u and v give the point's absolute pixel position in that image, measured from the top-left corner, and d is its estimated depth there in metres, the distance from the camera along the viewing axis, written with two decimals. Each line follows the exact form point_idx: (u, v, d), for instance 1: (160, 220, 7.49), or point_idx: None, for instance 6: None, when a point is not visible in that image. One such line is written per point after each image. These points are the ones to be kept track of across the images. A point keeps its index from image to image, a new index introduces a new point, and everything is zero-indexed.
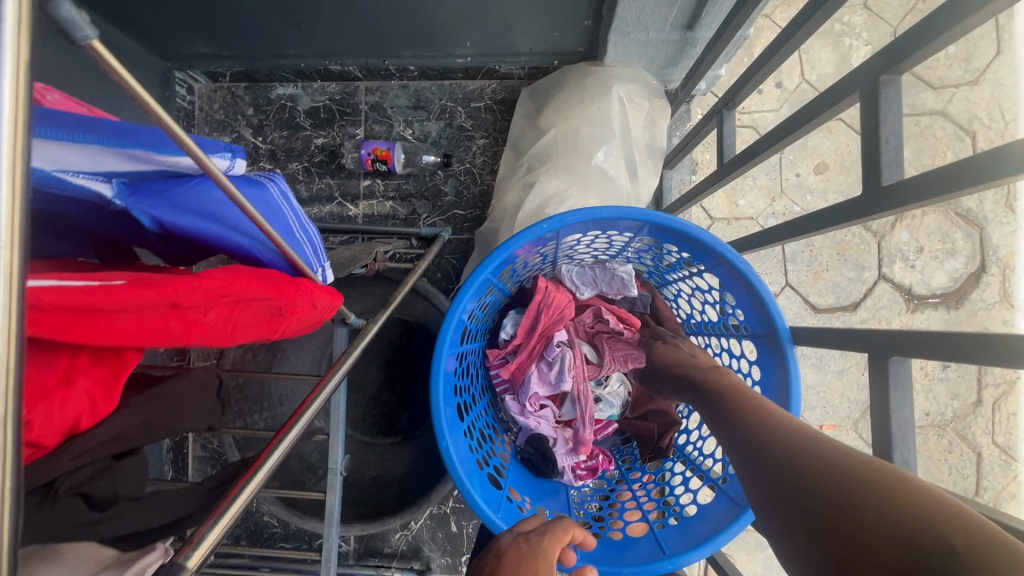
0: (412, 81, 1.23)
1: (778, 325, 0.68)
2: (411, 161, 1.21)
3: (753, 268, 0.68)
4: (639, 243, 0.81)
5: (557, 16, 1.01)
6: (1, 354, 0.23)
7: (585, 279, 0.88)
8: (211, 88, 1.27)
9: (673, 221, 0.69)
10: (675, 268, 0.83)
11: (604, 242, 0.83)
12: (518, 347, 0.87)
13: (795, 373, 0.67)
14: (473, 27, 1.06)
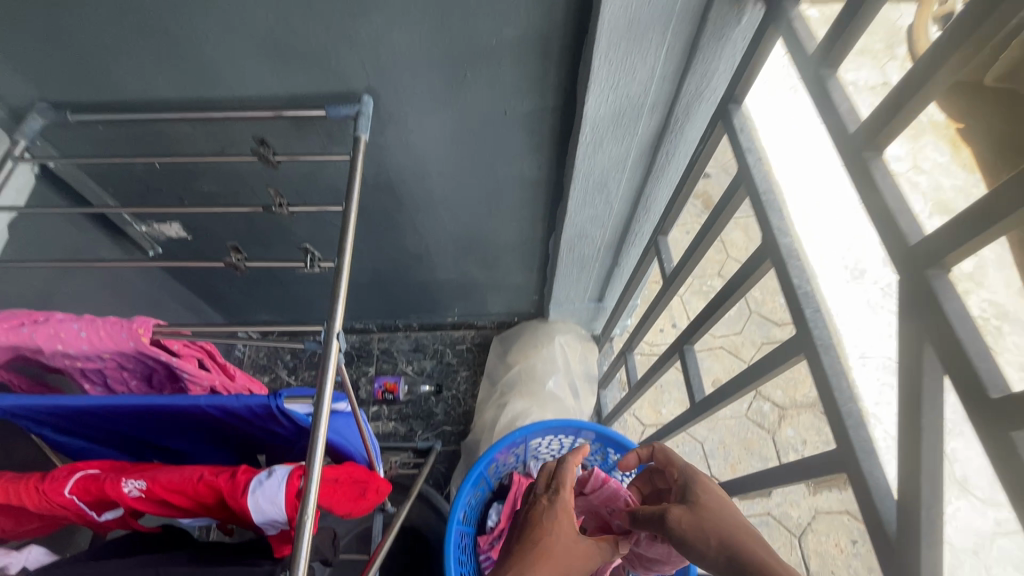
0: (413, 332, 1.70)
1: None
2: (411, 390, 1.61)
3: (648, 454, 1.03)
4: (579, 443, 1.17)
5: (515, 294, 1.54)
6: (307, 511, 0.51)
7: None
8: (259, 340, 1.66)
9: (589, 424, 1.08)
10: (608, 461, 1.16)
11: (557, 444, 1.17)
12: (501, 531, 1.13)
13: None
14: (459, 300, 1.56)
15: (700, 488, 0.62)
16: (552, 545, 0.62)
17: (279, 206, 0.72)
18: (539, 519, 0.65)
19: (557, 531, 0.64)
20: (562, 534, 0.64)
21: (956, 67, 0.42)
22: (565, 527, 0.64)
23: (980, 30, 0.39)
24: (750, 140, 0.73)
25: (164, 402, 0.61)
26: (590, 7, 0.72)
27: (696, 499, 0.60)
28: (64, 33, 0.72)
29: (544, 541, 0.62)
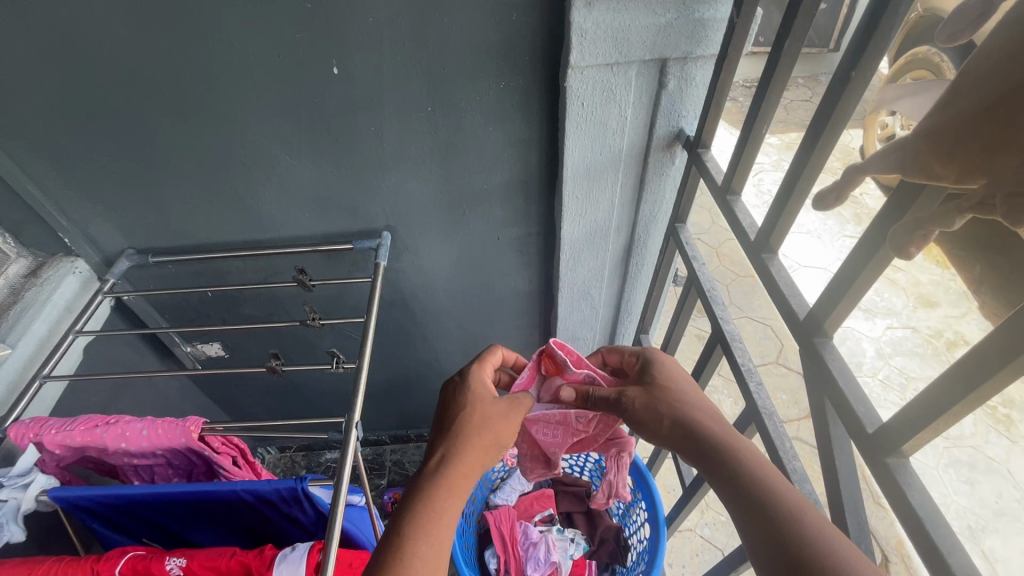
0: (426, 442, 1.75)
1: (658, 511, 1.07)
2: None
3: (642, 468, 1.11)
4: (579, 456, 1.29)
5: None
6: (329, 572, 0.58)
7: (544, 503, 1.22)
8: (277, 456, 1.72)
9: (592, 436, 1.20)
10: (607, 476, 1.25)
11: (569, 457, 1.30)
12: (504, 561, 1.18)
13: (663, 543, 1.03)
14: None
15: (660, 371, 0.70)
16: (474, 414, 0.68)
17: (311, 320, 0.87)
18: (455, 399, 0.71)
19: (481, 404, 0.69)
20: (486, 406, 0.69)
21: (806, 191, 0.59)
22: (481, 398, 0.70)
23: (808, 169, 0.57)
24: (694, 250, 0.89)
25: (207, 491, 0.70)
26: (556, 159, 0.93)
27: (657, 379, 0.68)
28: (159, 199, 0.95)
29: (467, 421, 0.67)
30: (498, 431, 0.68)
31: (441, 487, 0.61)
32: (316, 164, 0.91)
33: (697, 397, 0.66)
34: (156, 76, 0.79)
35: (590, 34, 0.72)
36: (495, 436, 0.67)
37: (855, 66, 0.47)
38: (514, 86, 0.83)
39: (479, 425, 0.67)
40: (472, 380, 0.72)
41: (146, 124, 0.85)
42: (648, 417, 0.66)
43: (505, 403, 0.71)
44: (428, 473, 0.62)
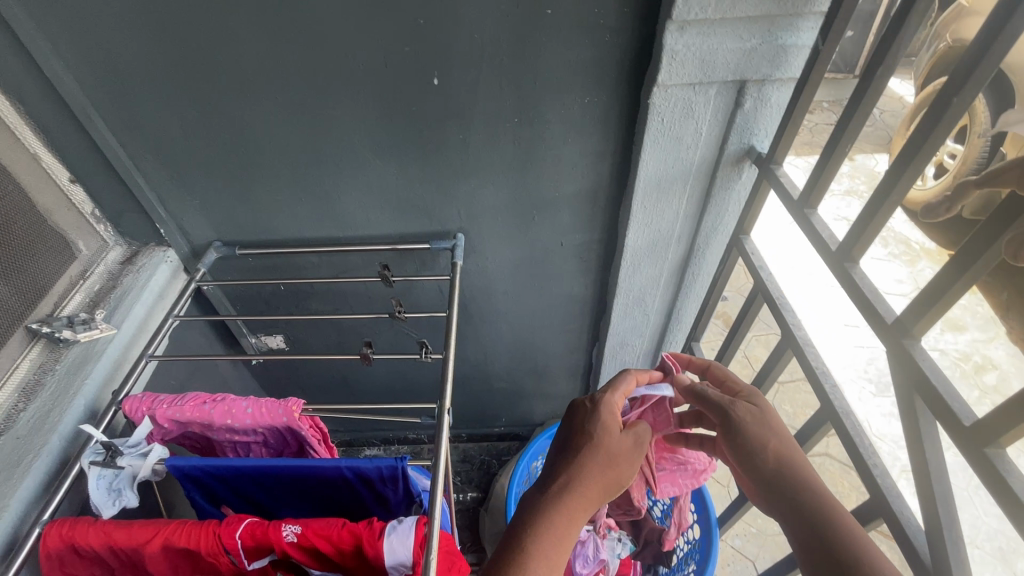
0: (462, 443, 1.78)
1: (710, 514, 1.10)
2: (459, 499, 1.66)
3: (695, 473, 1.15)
4: None
5: (559, 403, 1.66)
6: (433, 554, 0.61)
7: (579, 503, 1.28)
8: None
9: None
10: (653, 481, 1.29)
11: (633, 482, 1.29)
12: None
13: (716, 544, 1.07)
14: (506, 410, 1.69)
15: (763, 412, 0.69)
16: (597, 451, 0.70)
17: (397, 313, 0.92)
18: (580, 430, 0.72)
19: (607, 436, 0.71)
20: (610, 439, 0.71)
21: (896, 201, 0.63)
22: (609, 431, 0.72)
23: (900, 184, 0.61)
24: (760, 260, 0.93)
25: (310, 467, 0.75)
26: (628, 170, 0.99)
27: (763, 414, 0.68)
28: (251, 194, 1.02)
29: (595, 454, 0.69)
30: (619, 469, 0.70)
31: (558, 514, 0.64)
32: (403, 167, 0.97)
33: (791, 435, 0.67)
34: (270, 80, 0.85)
35: (680, 55, 0.78)
36: (616, 471, 0.70)
37: (956, 92, 0.53)
38: (599, 100, 0.89)
39: (604, 462, 0.69)
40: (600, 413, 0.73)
41: (253, 124, 0.91)
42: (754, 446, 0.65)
43: (628, 442, 0.72)
44: (548, 502, 0.65)
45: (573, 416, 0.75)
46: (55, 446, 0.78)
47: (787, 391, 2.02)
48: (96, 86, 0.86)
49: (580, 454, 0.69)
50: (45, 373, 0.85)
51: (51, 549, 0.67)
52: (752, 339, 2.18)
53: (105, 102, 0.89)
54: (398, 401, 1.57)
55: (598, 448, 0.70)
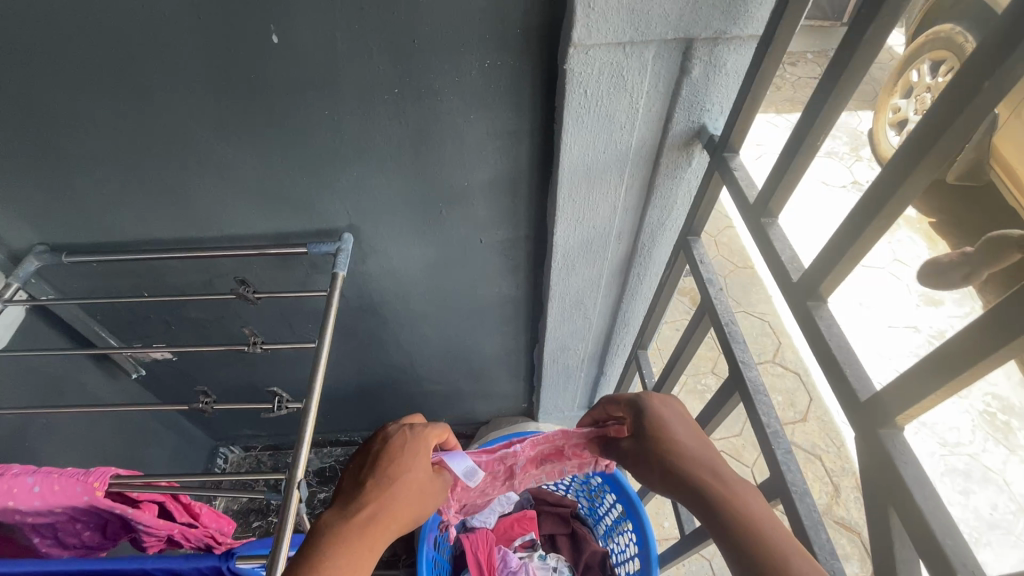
0: None
1: (652, 551, 0.98)
2: None
3: (641, 503, 1.02)
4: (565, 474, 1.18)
5: (504, 403, 1.50)
6: None
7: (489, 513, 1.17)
8: (241, 455, 1.59)
9: None
10: (600, 502, 1.16)
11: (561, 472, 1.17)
12: None
13: None
14: (446, 409, 1.52)
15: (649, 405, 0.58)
16: (405, 486, 0.56)
17: (253, 345, 0.73)
18: (387, 464, 0.57)
19: (410, 464, 0.58)
20: (414, 466, 0.58)
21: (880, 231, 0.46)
22: (416, 465, 0.59)
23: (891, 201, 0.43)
24: (710, 272, 0.75)
25: (112, 567, 0.60)
26: (552, 154, 0.78)
27: (648, 417, 0.57)
28: (68, 188, 0.78)
29: (397, 487, 0.55)
30: (421, 506, 0.58)
31: (349, 552, 0.48)
32: (260, 153, 0.75)
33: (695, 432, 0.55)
34: (39, 34, 0.61)
35: (600, 3, 0.56)
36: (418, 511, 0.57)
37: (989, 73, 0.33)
38: (502, 65, 0.67)
39: (404, 494, 0.56)
40: (411, 448, 0.60)
41: (39, 99, 0.67)
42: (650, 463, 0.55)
43: (430, 475, 0.61)
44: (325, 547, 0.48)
45: (380, 445, 0.60)
46: None
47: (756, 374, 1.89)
48: None
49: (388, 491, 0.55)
50: None
51: None
52: None
53: None
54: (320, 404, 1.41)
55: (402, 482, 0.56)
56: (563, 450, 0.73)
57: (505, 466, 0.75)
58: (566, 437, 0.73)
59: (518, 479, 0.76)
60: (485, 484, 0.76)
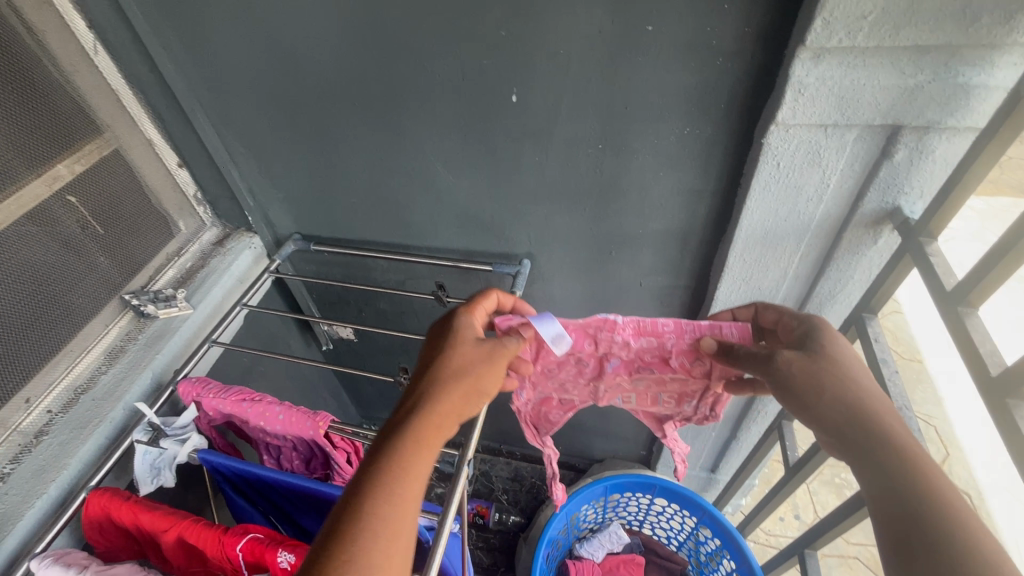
0: (514, 461, 1.72)
1: None
2: (501, 519, 1.60)
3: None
4: (682, 529, 1.16)
5: (621, 443, 1.53)
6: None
7: (597, 545, 1.19)
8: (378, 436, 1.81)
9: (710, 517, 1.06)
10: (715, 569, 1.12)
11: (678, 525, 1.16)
12: None
13: None
14: (565, 437, 1.58)
15: (824, 340, 0.60)
16: (446, 365, 0.62)
17: (442, 338, 0.88)
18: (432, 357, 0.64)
19: (458, 345, 0.64)
20: (463, 350, 0.64)
21: None
22: (461, 339, 0.65)
23: None
24: (885, 351, 0.74)
25: (323, 492, 0.75)
26: (730, 215, 0.83)
27: (828, 350, 0.58)
28: (328, 196, 1.02)
29: (445, 372, 0.62)
30: (482, 378, 0.63)
31: (406, 449, 0.55)
32: (474, 185, 0.91)
33: (865, 370, 0.57)
34: (346, 86, 0.82)
35: (810, 90, 0.62)
36: (481, 383, 0.62)
37: None
38: (700, 132, 0.75)
39: (453, 373, 0.61)
40: (458, 329, 0.66)
41: (331, 131, 0.89)
42: (805, 387, 0.56)
43: (490, 343, 0.65)
44: (382, 441, 0.57)
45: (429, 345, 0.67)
46: (119, 416, 0.84)
47: None
48: (197, 82, 0.87)
49: (438, 376, 0.61)
50: (129, 341, 0.92)
51: (92, 516, 0.72)
52: None
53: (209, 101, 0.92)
54: None
55: (452, 359, 0.63)
56: (669, 359, 0.70)
57: (597, 360, 0.72)
58: (684, 337, 0.67)
59: (606, 379, 0.73)
60: (569, 373, 0.75)
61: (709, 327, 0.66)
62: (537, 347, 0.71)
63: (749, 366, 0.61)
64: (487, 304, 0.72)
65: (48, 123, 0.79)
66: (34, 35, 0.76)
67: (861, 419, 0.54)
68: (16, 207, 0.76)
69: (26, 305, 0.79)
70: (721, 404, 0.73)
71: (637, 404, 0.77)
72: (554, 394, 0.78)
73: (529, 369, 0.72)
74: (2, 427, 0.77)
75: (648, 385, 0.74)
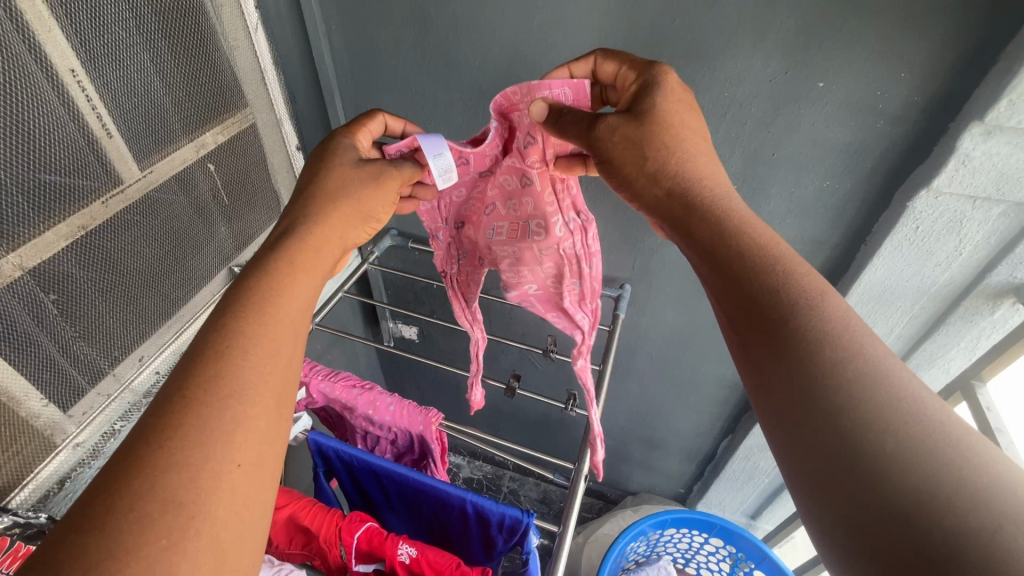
0: (544, 483, 1.71)
1: None
2: None
3: None
4: (731, 568, 1.17)
5: (660, 477, 1.52)
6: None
7: None
8: None
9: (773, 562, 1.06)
10: None
11: (728, 562, 1.17)
12: None
13: None
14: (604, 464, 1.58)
15: (664, 95, 0.61)
16: (330, 183, 0.65)
17: (550, 352, 0.90)
18: (310, 170, 0.67)
19: (333, 166, 0.67)
20: (336, 172, 0.66)
21: None
22: (343, 162, 0.67)
23: None
24: (999, 421, 0.80)
25: (434, 490, 0.74)
26: (846, 270, 0.86)
27: (658, 115, 0.60)
28: None
29: (322, 195, 0.63)
30: (366, 206, 0.66)
31: (282, 267, 0.56)
32: (595, 206, 0.93)
33: (694, 142, 0.60)
34: (496, 97, 0.85)
35: (973, 163, 0.65)
36: (364, 205, 0.66)
37: None
38: (840, 187, 0.77)
39: (330, 197, 0.64)
40: (336, 148, 0.68)
41: (463, 134, 0.92)
42: (629, 159, 0.60)
43: (371, 170, 0.67)
44: (270, 246, 0.59)
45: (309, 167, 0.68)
46: None
47: None
48: (345, 71, 0.90)
49: (316, 198, 0.63)
50: None
51: None
52: None
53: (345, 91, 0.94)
54: (499, 418, 1.56)
55: (322, 188, 0.64)
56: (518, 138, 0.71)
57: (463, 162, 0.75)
58: (518, 105, 0.67)
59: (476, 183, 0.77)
60: (449, 197, 0.80)
61: (541, 88, 0.65)
62: (434, 215, 0.82)
63: (572, 135, 0.62)
64: (374, 125, 0.73)
65: (207, 93, 0.81)
66: (210, 8, 0.79)
67: (691, 205, 0.56)
68: (167, 169, 0.77)
69: (156, 265, 0.79)
70: (581, 204, 0.74)
71: (509, 235, 0.78)
72: (448, 242, 0.84)
73: (433, 197, 0.79)
74: (117, 383, 0.76)
75: (516, 206, 0.77)
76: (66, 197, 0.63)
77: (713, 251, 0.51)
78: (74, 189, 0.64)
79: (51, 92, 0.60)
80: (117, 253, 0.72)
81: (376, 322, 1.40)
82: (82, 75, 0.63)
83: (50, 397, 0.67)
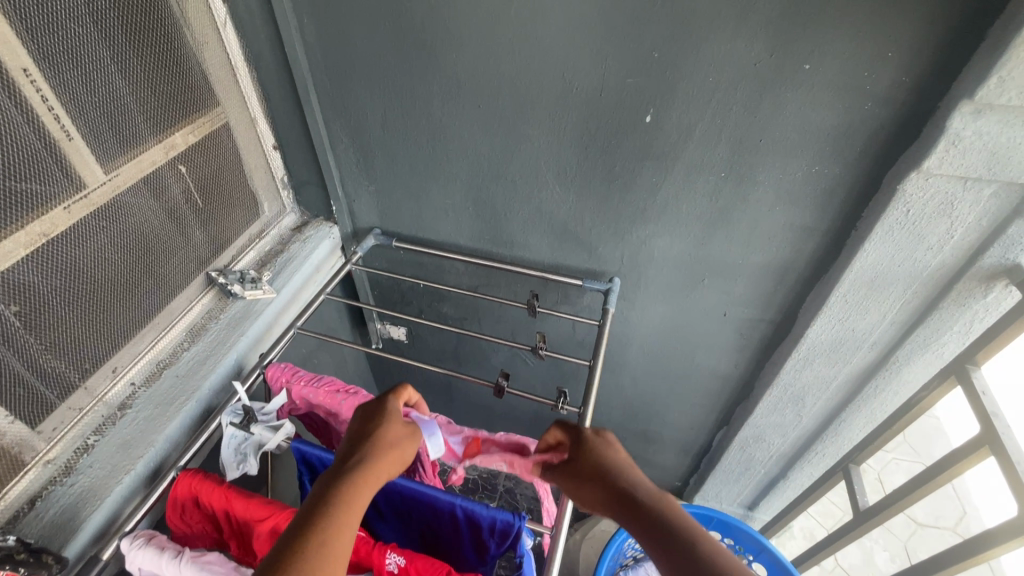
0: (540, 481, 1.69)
1: None
2: None
3: None
4: None
5: (656, 471, 1.51)
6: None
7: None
8: None
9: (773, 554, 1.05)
10: None
11: None
12: None
13: None
14: None
15: (592, 437, 0.61)
16: (382, 437, 0.61)
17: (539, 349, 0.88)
18: (359, 420, 0.64)
19: (390, 419, 0.64)
20: (393, 428, 0.63)
21: None
22: (392, 415, 0.64)
23: None
24: (994, 404, 0.79)
25: (423, 496, 0.72)
26: (838, 256, 0.84)
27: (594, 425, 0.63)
28: (422, 193, 1.01)
29: (383, 435, 0.62)
30: (402, 462, 0.63)
31: (345, 508, 0.53)
32: (580, 198, 0.91)
33: (627, 462, 0.58)
34: (476, 88, 0.82)
35: (964, 143, 0.63)
36: (402, 460, 0.62)
37: None
38: (828, 172, 0.76)
39: (389, 445, 0.61)
40: (387, 406, 0.65)
41: (444, 128, 0.89)
42: (573, 464, 0.60)
43: (412, 433, 0.65)
44: (327, 485, 0.55)
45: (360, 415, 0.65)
46: (204, 394, 0.81)
47: (933, 538, 1.55)
48: (320, 66, 0.87)
49: (367, 448, 0.60)
50: (211, 319, 0.90)
51: (179, 496, 0.69)
52: (891, 462, 1.66)
53: (320, 87, 0.91)
54: (492, 418, 1.54)
55: (383, 426, 0.63)
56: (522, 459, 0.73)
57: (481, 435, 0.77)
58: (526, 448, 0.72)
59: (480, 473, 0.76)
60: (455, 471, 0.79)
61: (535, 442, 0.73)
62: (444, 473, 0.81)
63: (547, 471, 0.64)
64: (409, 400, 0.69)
65: (175, 92, 0.78)
66: (173, 4, 0.76)
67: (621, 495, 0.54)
68: (135, 172, 0.74)
69: (125, 271, 0.76)
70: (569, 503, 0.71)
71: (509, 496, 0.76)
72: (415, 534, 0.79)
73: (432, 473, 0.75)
74: (89, 397, 0.73)
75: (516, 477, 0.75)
76: (24, 203, 0.60)
77: (649, 532, 0.50)
78: (33, 194, 0.61)
79: (3, 93, 0.56)
80: (82, 260, 0.69)
81: (362, 324, 1.38)
82: (36, 75, 0.59)
83: (15, 413, 0.64)
